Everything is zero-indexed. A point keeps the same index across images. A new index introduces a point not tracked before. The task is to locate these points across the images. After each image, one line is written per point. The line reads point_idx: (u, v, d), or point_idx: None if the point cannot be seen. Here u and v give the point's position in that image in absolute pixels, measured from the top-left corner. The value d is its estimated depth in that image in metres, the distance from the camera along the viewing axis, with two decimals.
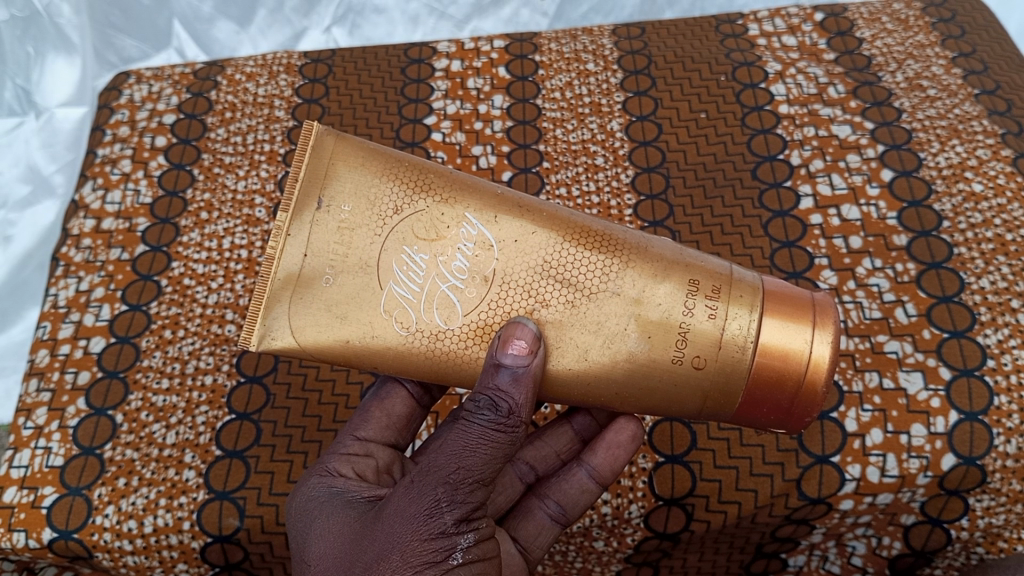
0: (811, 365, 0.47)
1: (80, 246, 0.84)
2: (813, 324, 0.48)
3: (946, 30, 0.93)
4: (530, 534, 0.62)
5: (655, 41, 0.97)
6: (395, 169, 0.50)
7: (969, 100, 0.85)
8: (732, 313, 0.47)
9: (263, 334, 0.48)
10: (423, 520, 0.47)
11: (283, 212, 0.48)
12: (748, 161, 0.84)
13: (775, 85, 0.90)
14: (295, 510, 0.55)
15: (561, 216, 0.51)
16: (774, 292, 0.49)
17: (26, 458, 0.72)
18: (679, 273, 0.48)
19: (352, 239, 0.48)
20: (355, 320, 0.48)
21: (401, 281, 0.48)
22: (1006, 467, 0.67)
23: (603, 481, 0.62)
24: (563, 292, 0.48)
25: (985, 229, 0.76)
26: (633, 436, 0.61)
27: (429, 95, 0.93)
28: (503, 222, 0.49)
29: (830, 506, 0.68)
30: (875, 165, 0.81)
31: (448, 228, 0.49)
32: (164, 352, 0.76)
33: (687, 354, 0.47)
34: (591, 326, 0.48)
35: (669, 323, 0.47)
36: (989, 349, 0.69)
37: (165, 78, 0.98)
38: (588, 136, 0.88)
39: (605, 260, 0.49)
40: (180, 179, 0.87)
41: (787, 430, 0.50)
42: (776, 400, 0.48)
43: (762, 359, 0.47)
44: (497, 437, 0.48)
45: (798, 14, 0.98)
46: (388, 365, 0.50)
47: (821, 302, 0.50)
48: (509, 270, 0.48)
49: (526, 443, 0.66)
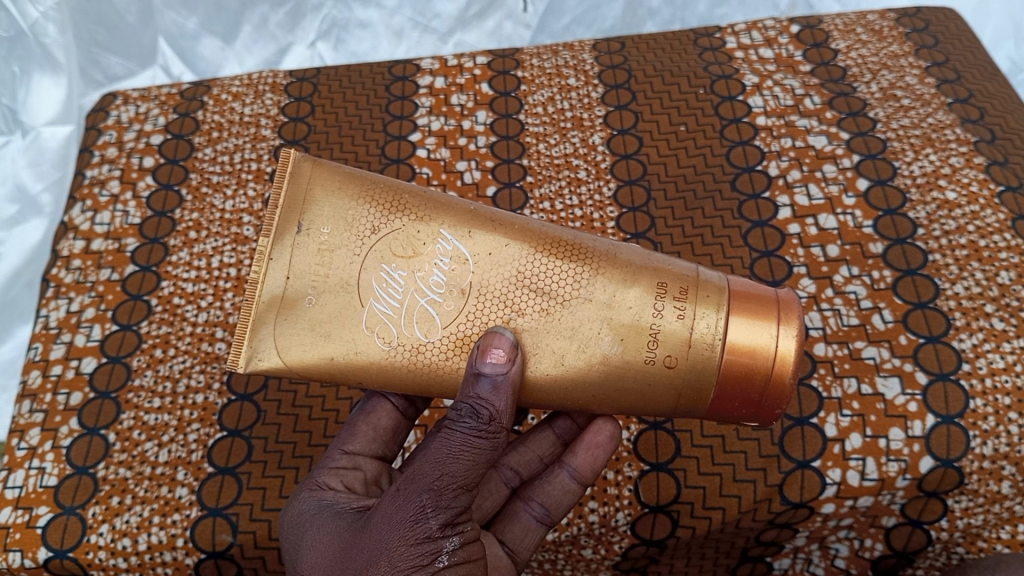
0: (778, 359, 0.49)
1: (70, 267, 0.85)
2: (778, 320, 0.49)
3: (919, 40, 0.96)
4: (517, 536, 0.63)
5: (635, 55, 0.99)
6: (371, 191, 0.51)
7: (942, 109, 0.87)
8: (699, 313, 0.49)
9: (250, 356, 0.50)
10: (409, 526, 0.48)
11: (263, 237, 0.49)
12: (727, 173, 0.86)
13: (752, 97, 0.92)
14: (287, 523, 0.57)
15: (533, 228, 0.52)
16: (739, 291, 0.50)
17: (20, 479, 0.72)
18: (648, 277, 0.50)
19: (333, 259, 0.49)
20: (338, 337, 0.50)
21: (382, 297, 0.49)
22: (982, 469, 0.68)
23: (585, 481, 0.63)
24: (538, 300, 0.49)
25: (959, 235, 0.78)
26: (611, 437, 0.61)
27: (414, 111, 0.94)
28: (477, 236, 0.50)
29: (812, 510, 0.69)
30: (851, 175, 0.83)
31: (424, 244, 0.50)
32: (155, 371, 0.77)
33: (659, 354, 0.48)
34: (566, 332, 0.49)
35: (641, 326, 0.48)
36: (965, 352, 0.71)
37: (152, 99, 0.99)
38: (571, 150, 0.89)
39: (576, 268, 0.50)
40: (169, 199, 0.88)
41: (759, 423, 0.52)
42: (746, 394, 0.49)
43: (731, 357, 0.48)
44: (480, 443, 0.49)
45: (774, 27, 1.00)
46: (372, 380, 0.51)
47: (785, 299, 0.51)
48: (484, 282, 0.50)
49: (508, 448, 0.66)
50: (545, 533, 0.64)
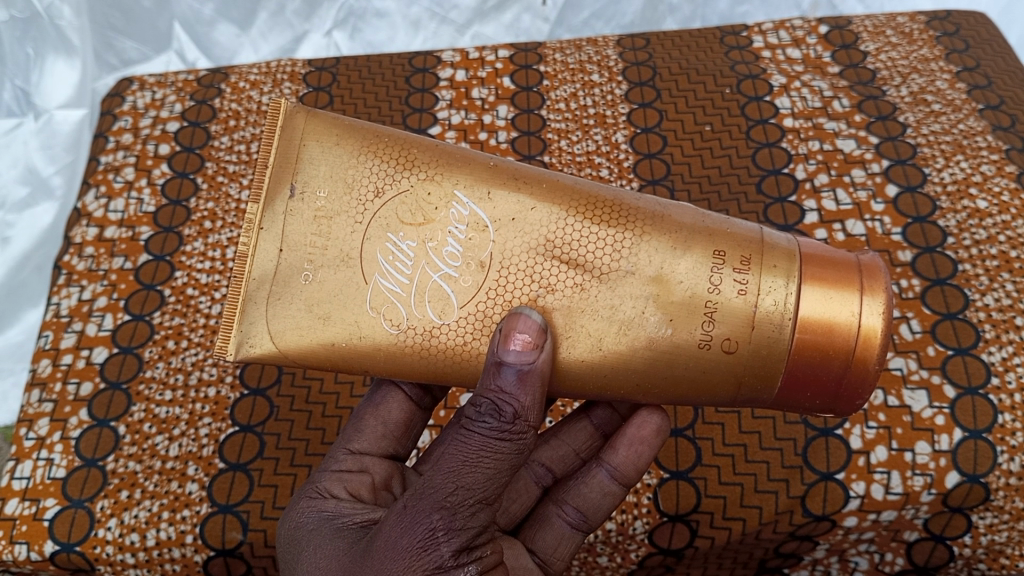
0: (861, 336, 0.43)
1: (83, 255, 0.84)
2: (860, 292, 0.44)
3: (950, 44, 0.94)
4: (549, 544, 0.59)
5: (660, 52, 0.97)
6: (374, 145, 0.48)
7: (973, 115, 0.86)
8: (765, 286, 0.44)
9: (241, 341, 0.47)
10: (417, 554, 0.44)
11: (254, 204, 0.47)
12: (753, 175, 0.84)
13: (779, 98, 0.90)
14: (286, 539, 0.53)
15: (564, 186, 0.48)
16: (812, 256, 0.46)
17: (28, 470, 0.71)
18: (702, 243, 0.45)
19: (331, 228, 0.46)
20: (338, 320, 0.46)
21: (388, 273, 0.46)
22: (1009, 485, 0.67)
23: (626, 481, 0.59)
24: (570, 274, 0.45)
25: (989, 245, 0.76)
26: (656, 431, 0.57)
27: (434, 104, 0.92)
28: (497, 198, 0.47)
29: (834, 523, 0.68)
30: (880, 180, 0.81)
31: (436, 209, 0.46)
32: (167, 363, 0.76)
33: (716, 337, 0.44)
34: (603, 312, 0.45)
35: (694, 301, 0.44)
36: (994, 366, 0.70)
37: (169, 85, 0.98)
38: (593, 148, 0.87)
39: (616, 234, 0.46)
40: (184, 188, 0.87)
41: (837, 414, 0.47)
42: (821, 381, 0.45)
43: (804, 335, 0.44)
44: (500, 446, 0.45)
45: (802, 26, 0.98)
46: (379, 367, 0.47)
47: (869, 264, 0.46)
48: (507, 252, 0.46)
49: (540, 443, 0.63)
50: (581, 540, 0.60)
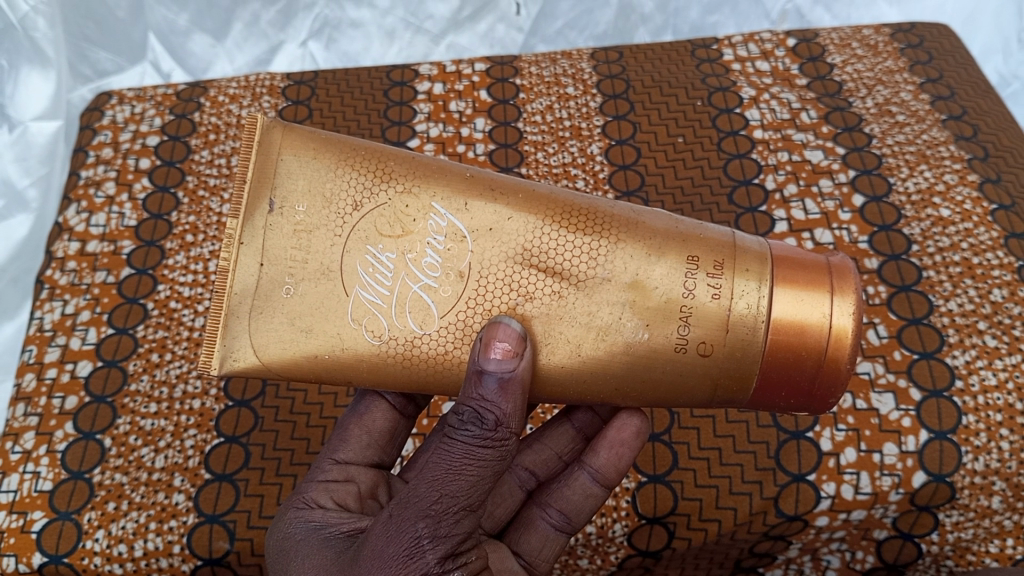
0: (832, 336, 0.45)
1: (65, 269, 0.84)
2: (831, 292, 0.46)
3: (914, 56, 0.97)
4: (533, 548, 0.60)
5: (633, 65, 0.99)
6: (351, 158, 0.49)
7: (936, 126, 0.89)
8: (739, 290, 0.46)
9: (224, 356, 0.48)
10: (403, 562, 0.46)
11: (232, 219, 0.48)
12: (724, 186, 0.86)
13: (750, 110, 0.92)
14: (274, 547, 0.55)
15: (540, 195, 0.49)
16: (783, 258, 0.47)
17: (14, 483, 0.72)
18: (675, 249, 0.47)
19: (311, 241, 0.47)
20: (321, 332, 0.48)
21: (369, 285, 0.47)
22: (973, 484, 0.70)
23: (608, 483, 0.60)
24: (549, 283, 0.47)
25: (952, 252, 0.79)
26: (637, 433, 0.59)
27: (412, 117, 0.94)
28: (475, 209, 0.48)
29: (806, 523, 0.70)
30: (847, 190, 0.84)
31: (414, 221, 0.48)
32: (152, 376, 0.77)
33: (692, 341, 0.46)
34: (581, 319, 0.47)
35: (670, 306, 0.46)
36: (958, 369, 0.72)
37: (148, 99, 0.99)
38: (569, 160, 0.89)
39: (591, 242, 0.48)
40: (166, 202, 0.88)
41: (812, 412, 0.49)
42: (795, 380, 0.47)
43: (777, 337, 0.46)
44: (483, 454, 0.46)
45: (770, 39, 1.01)
46: (362, 377, 0.49)
47: (838, 265, 0.48)
48: (485, 262, 0.47)
49: (523, 447, 0.64)
50: (565, 542, 0.62)
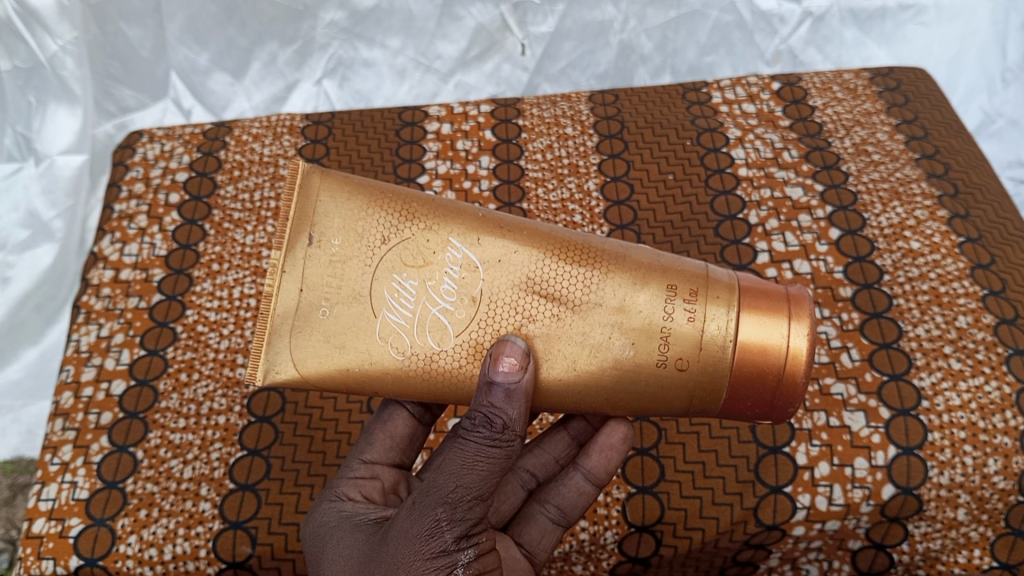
0: (790, 356, 0.52)
1: (100, 295, 0.91)
2: (789, 318, 0.53)
3: (891, 98, 1.04)
4: (534, 538, 0.66)
5: (628, 107, 1.07)
6: (380, 199, 0.56)
7: (910, 164, 0.95)
8: (710, 314, 0.52)
9: (268, 368, 0.54)
10: (425, 540, 0.53)
11: (277, 251, 0.54)
12: (711, 220, 0.93)
13: (735, 149, 0.99)
14: (309, 535, 0.61)
15: (541, 233, 0.56)
16: (749, 288, 0.54)
17: (53, 492, 0.78)
18: (657, 279, 0.54)
19: (344, 270, 0.54)
20: (352, 348, 0.54)
21: (394, 308, 0.53)
22: (939, 497, 0.75)
23: (599, 483, 0.66)
24: (549, 307, 0.53)
25: (921, 282, 0.85)
26: (624, 438, 0.65)
27: (422, 155, 1.01)
28: (486, 243, 0.54)
29: (784, 532, 0.76)
30: (824, 225, 0.90)
31: (434, 253, 0.54)
32: (180, 394, 0.83)
33: (670, 356, 0.52)
34: (576, 338, 0.53)
35: (652, 327, 0.52)
36: (924, 391, 0.78)
37: (176, 138, 1.06)
38: (567, 196, 0.96)
39: (585, 272, 0.54)
40: (193, 233, 0.95)
41: (773, 421, 0.55)
42: (759, 394, 0.53)
43: (743, 356, 0.52)
44: (492, 452, 0.53)
45: (757, 83, 1.08)
46: (387, 388, 0.55)
47: (795, 295, 0.54)
48: (494, 289, 0.54)
49: (525, 451, 0.70)
50: (562, 534, 0.67)
